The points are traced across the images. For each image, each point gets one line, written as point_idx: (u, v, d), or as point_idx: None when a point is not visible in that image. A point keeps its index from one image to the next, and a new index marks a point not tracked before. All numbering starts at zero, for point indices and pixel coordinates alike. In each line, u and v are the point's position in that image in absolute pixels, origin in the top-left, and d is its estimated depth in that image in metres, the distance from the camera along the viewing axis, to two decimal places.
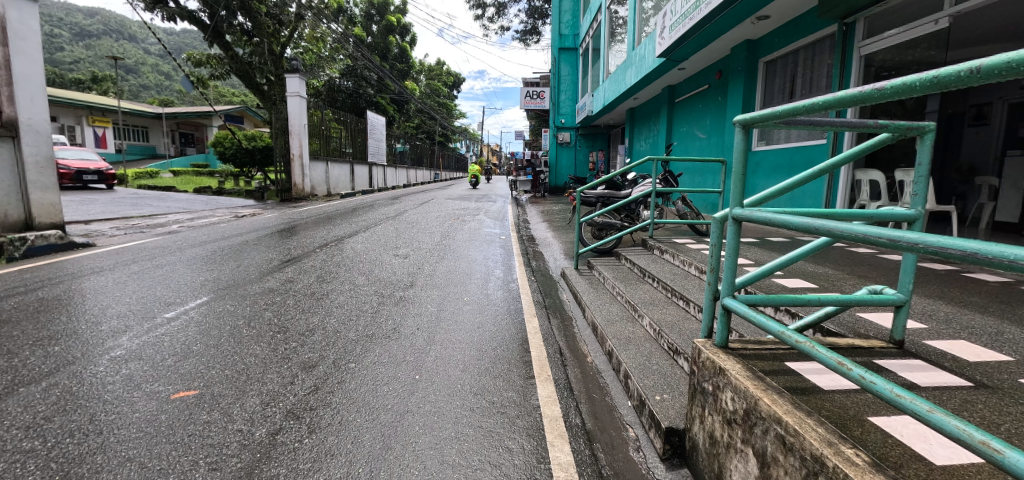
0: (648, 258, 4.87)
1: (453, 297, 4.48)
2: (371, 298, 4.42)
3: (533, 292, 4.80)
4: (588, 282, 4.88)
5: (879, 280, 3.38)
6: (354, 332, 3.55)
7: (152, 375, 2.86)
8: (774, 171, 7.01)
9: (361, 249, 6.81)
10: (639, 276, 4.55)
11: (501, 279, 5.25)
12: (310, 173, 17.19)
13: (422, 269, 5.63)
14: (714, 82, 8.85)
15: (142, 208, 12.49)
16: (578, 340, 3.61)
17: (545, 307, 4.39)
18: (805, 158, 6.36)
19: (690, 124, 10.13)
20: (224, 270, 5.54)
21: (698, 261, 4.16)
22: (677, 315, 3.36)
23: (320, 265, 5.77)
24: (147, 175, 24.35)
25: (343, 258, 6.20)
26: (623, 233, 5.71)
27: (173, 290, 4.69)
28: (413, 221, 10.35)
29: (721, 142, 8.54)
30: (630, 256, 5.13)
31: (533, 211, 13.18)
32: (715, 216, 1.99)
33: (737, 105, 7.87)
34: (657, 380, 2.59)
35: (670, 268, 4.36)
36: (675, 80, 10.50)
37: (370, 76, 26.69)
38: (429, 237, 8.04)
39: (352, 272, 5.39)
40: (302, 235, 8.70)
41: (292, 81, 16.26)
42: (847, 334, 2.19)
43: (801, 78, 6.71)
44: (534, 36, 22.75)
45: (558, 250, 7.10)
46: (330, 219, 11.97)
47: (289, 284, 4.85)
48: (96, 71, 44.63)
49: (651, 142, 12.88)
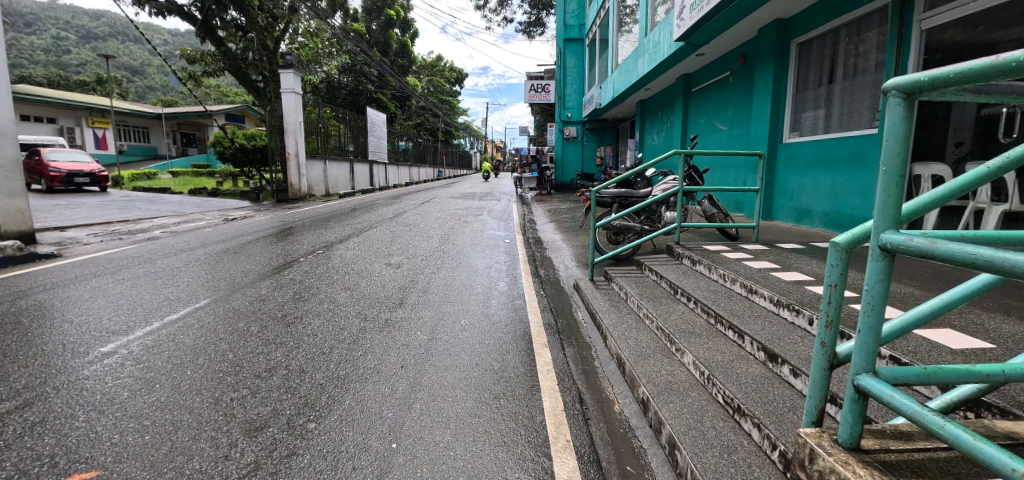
0: (677, 270, 4.14)
1: (448, 319, 3.78)
2: (351, 323, 3.73)
3: (543, 311, 4.10)
4: (608, 299, 4.15)
5: (987, 307, 2.63)
6: (321, 373, 2.85)
7: (46, 444, 2.18)
8: (812, 166, 6.26)
9: (350, 257, 6.13)
10: (669, 293, 3.82)
11: (506, 294, 4.53)
12: (307, 173, 16.54)
13: (416, 282, 4.93)
14: (737, 68, 8.09)
15: (129, 211, 11.90)
16: (600, 381, 2.90)
17: (558, 332, 3.68)
18: (850, 151, 5.61)
19: (708, 116, 9.39)
20: (192, 286, 4.88)
21: (743, 276, 3.43)
22: (728, 351, 2.65)
23: (301, 278, 5.08)
24: (145, 176, 23.87)
25: (329, 268, 5.51)
26: (644, 239, 4.99)
27: (123, 314, 4.01)
28: (411, 223, 9.62)
29: (746, 134, 7.79)
30: (655, 266, 4.40)
31: (539, 210, 12.44)
32: (837, 241, 1.29)
33: (767, 93, 7.11)
34: (720, 458, 1.90)
35: (708, 284, 3.64)
36: (691, 68, 9.73)
37: (370, 72, 26.03)
38: (426, 241, 7.35)
39: (335, 288, 4.70)
40: (291, 240, 8.03)
41: (286, 77, 15.50)
42: (1014, 410, 1.52)
43: (843, 61, 5.96)
44: (538, 28, 21.96)
45: (569, 257, 6.36)
46: (326, 220, 11.31)
47: (260, 304, 4.18)
48: (98, 72, 44.39)
49: (664, 135, 12.12)
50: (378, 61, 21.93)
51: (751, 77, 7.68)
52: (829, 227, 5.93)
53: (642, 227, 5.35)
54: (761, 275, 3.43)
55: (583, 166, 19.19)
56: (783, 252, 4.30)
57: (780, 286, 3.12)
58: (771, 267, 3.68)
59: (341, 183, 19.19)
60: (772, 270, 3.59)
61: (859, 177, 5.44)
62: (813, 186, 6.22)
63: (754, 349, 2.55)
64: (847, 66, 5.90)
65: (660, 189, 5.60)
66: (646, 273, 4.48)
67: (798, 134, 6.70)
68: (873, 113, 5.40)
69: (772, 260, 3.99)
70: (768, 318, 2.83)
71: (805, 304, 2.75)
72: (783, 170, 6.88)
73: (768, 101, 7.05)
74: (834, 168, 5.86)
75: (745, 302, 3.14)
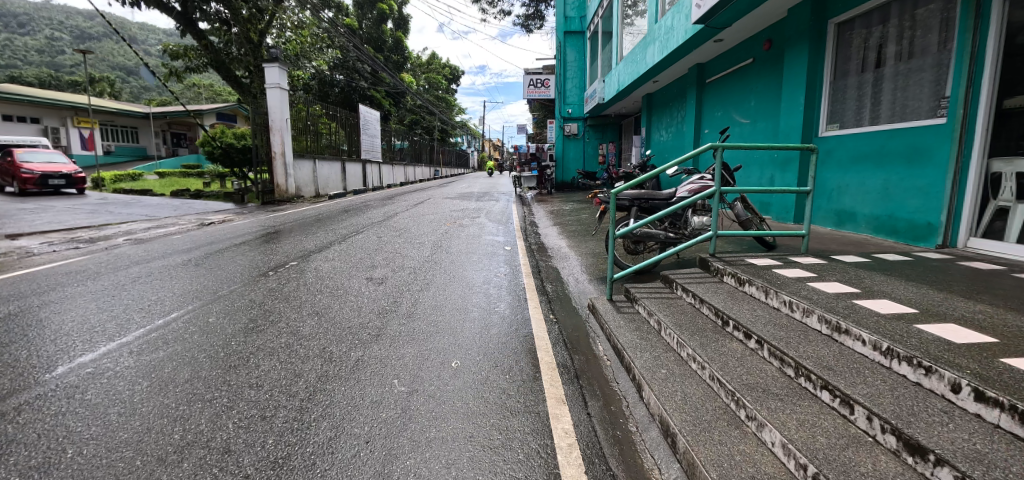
0: (721, 292, 3.35)
1: (436, 360, 2.95)
2: (310, 365, 2.91)
3: (556, 344, 3.28)
4: (635, 328, 3.34)
5: None
6: (250, 457, 2.04)
7: None
8: (856, 163, 5.46)
9: (326, 271, 5.30)
10: (715, 324, 3.01)
11: (507, 320, 3.70)
12: (295, 173, 15.64)
13: (399, 304, 4.10)
14: (762, 54, 7.29)
15: (98, 216, 11.02)
16: (642, 460, 2.11)
17: (577, 375, 2.89)
18: (906, 145, 4.82)
19: (725, 108, 8.61)
20: (130, 310, 4.05)
21: (818, 305, 2.64)
22: (832, 428, 1.87)
23: (262, 299, 4.24)
24: (129, 178, 22.92)
25: (298, 285, 4.70)
26: (673, 251, 4.20)
27: (25, 353, 3.19)
28: (402, 227, 8.77)
29: (773, 127, 6.99)
30: (689, 285, 3.61)
31: (540, 211, 11.58)
32: None
33: (798, 80, 6.31)
34: None
35: (766, 313, 2.85)
36: (706, 57, 8.92)
37: (364, 68, 25.15)
38: (416, 249, 6.52)
39: (301, 312, 3.88)
40: (265, 248, 7.17)
41: (271, 71, 14.59)
42: None
43: (895, 41, 5.16)
44: (536, 21, 21.14)
45: (579, 268, 5.52)
46: (310, 224, 10.45)
47: (202, 338, 3.35)
48: (90, 72, 43.50)
49: (675, 131, 11.31)
50: (371, 56, 21.07)
51: (778, 65, 6.89)
52: (878, 234, 5.14)
53: (667, 236, 4.58)
54: (843, 305, 2.62)
55: (585, 165, 18.54)
56: (843, 267, 3.54)
57: (879, 324, 2.33)
58: (848, 292, 2.87)
59: (333, 183, 18.34)
60: (850, 295, 2.80)
61: (919, 175, 4.65)
62: (858, 186, 5.43)
63: (874, 431, 1.77)
64: (900, 46, 5.11)
65: (686, 189, 4.78)
66: (677, 293, 3.70)
67: (837, 127, 5.89)
68: (936, 100, 4.61)
69: (839, 278, 3.19)
70: (875, 374, 2.04)
71: (935, 356, 1.96)
72: (819, 168, 6.08)
73: (800, 91, 6.25)
74: (886, 165, 5.07)
75: (830, 346, 2.34)
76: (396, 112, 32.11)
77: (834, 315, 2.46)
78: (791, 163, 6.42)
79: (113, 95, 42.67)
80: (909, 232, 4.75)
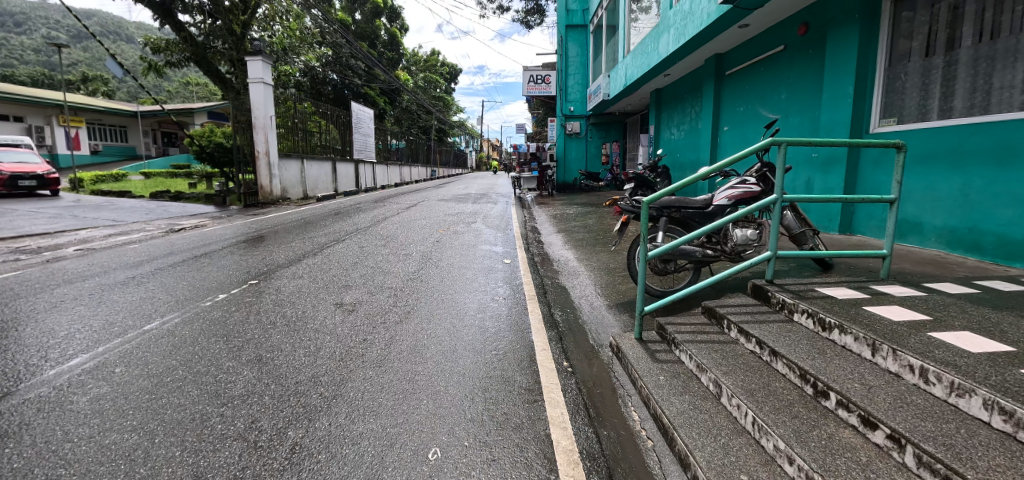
0: (799, 341, 2.47)
1: (405, 449, 2.05)
2: (220, 458, 2.01)
3: (574, 414, 2.37)
4: (683, 390, 2.45)
5: None
6: None
7: None
8: (923, 164, 4.64)
9: (288, 293, 4.38)
10: (804, 394, 2.14)
11: (508, 371, 2.78)
12: (281, 174, 14.68)
13: (369, 344, 3.21)
14: (796, 41, 6.43)
15: (60, 220, 10.11)
16: None
17: (607, 470, 2.01)
18: (997, 143, 3.99)
19: (749, 102, 7.76)
20: (22, 353, 3.14)
21: (981, 381, 1.78)
22: None
23: (194, 338, 3.32)
24: (112, 178, 21.92)
25: (247, 315, 3.78)
26: (721, 278, 3.30)
27: None
28: (390, 234, 7.88)
29: (811, 123, 6.14)
30: (749, 327, 2.72)
31: (543, 215, 10.61)
32: None
33: (845, 67, 5.44)
34: None
35: (885, 386, 1.99)
36: (726, 46, 8.04)
37: (358, 65, 24.23)
38: (401, 264, 5.59)
39: (238, 358, 2.97)
40: (226, 258, 6.21)
41: (254, 65, 13.61)
42: None
43: (976, 18, 4.28)
44: (535, 16, 20.23)
45: (592, 288, 4.62)
46: (291, 229, 9.52)
47: (85, 407, 2.43)
48: (83, 70, 42.73)
49: (687, 128, 10.49)
50: (366, 52, 20.14)
51: (817, 51, 6.03)
52: (955, 250, 4.35)
53: (705, 254, 3.71)
54: (1014, 380, 1.78)
55: (588, 164, 17.83)
56: (955, 304, 2.68)
57: None
58: (1001, 351, 2.03)
59: (323, 184, 17.40)
60: (1011, 359, 1.95)
61: (1015, 181, 3.85)
62: (925, 192, 4.62)
63: None
64: (982, 22, 4.24)
65: (725, 195, 3.93)
66: (729, 335, 2.83)
67: (894, 121, 5.05)
68: None
69: (967, 325, 2.34)
70: None
71: None
72: (871, 170, 5.24)
73: (847, 80, 5.40)
74: (967, 168, 4.23)
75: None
76: (392, 111, 31.14)
77: (1018, 404, 1.63)
78: (836, 162, 5.54)
79: (106, 94, 41.72)
80: (1002, 250, 3.97)
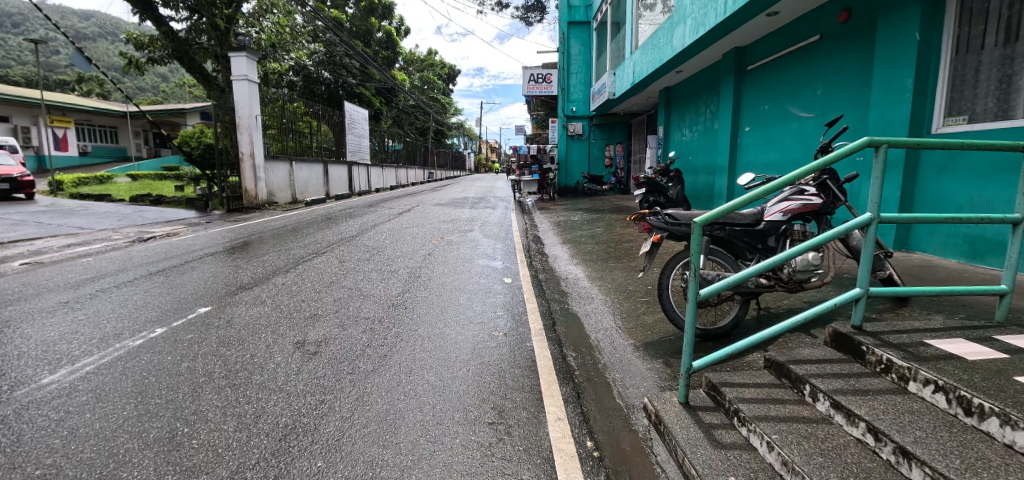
0: (939, 434, 1.68)
1: None
2: None
3: None
4: None
5: None
6: None
7: None
8: (1008, 170, 3.86)
9: (240, 329, 3.56)
10: None
11: (509, 463, 2.00)
12: (267, 176, 13.88)
13: (328, 411, 2.41)
14: (834, 29, 5.72)
15: (22, 227, 9.30)
16: None
17: None
18: None
19: (775, 99, 7.02)
20: None
21: None
22: None
23: (94, 401, 2.51)
24: (96, 180, 21.09)
25: (176, 363, 2.96)
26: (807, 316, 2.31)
27: None
28: (377, 246, 7.08)
29: (855, 123, 5.40)
30: (851, 401, 1.93)
31: (546, 222, 9.84)
32: None
33: (900, 57, 4.67)
34: None
35: None
36: (748, 37, 7.31)
37: (352, 63, 23.40)
38: (383, 285, 4.80)
39: (141, 437, 2.18)
40: (186, 275, 5.41)
41: (238, 61, 12.81)
42: None
43: None
44: (535, 13, 19.46)
45: (611, 318, 3.83)
46: (270, 238, 8.69)
47: None
48: (76, 70, 41.94)
49: (701, 129, 9.78)
50: (361, 50, 19.41)
51: (862, 40, 5.30)
52: None
53: (757, 285, 2.94)
54: None
55: (591, 167, 17.04)
56: None
57: None
58: None
59: (314, 187, 16.60)
60: None
61: None
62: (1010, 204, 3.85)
63: None
64: None
65: (781, 209, 3.12)
66: (817, 408, 2.05)
67: (964, 119, 4.28)
68: None
69: None
70: None
71: None
72: (936, 176, 4.45)
73: (904, 71, 4.65)
74: None
75: None
76: (388, 112, 30.31)
77: None
78: (892, 168, 4.76)
79: (98, 94, 40.83)
80: None
